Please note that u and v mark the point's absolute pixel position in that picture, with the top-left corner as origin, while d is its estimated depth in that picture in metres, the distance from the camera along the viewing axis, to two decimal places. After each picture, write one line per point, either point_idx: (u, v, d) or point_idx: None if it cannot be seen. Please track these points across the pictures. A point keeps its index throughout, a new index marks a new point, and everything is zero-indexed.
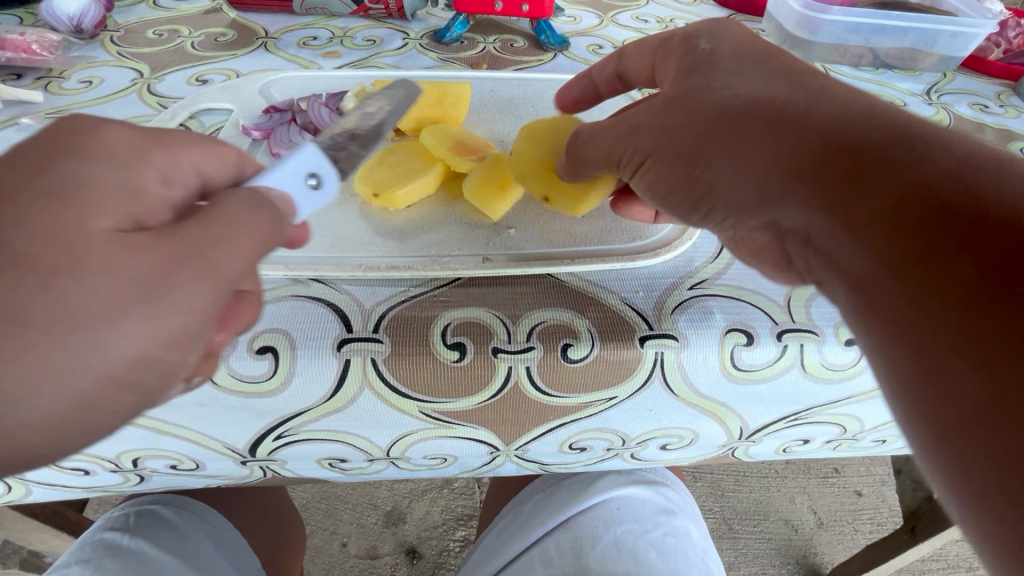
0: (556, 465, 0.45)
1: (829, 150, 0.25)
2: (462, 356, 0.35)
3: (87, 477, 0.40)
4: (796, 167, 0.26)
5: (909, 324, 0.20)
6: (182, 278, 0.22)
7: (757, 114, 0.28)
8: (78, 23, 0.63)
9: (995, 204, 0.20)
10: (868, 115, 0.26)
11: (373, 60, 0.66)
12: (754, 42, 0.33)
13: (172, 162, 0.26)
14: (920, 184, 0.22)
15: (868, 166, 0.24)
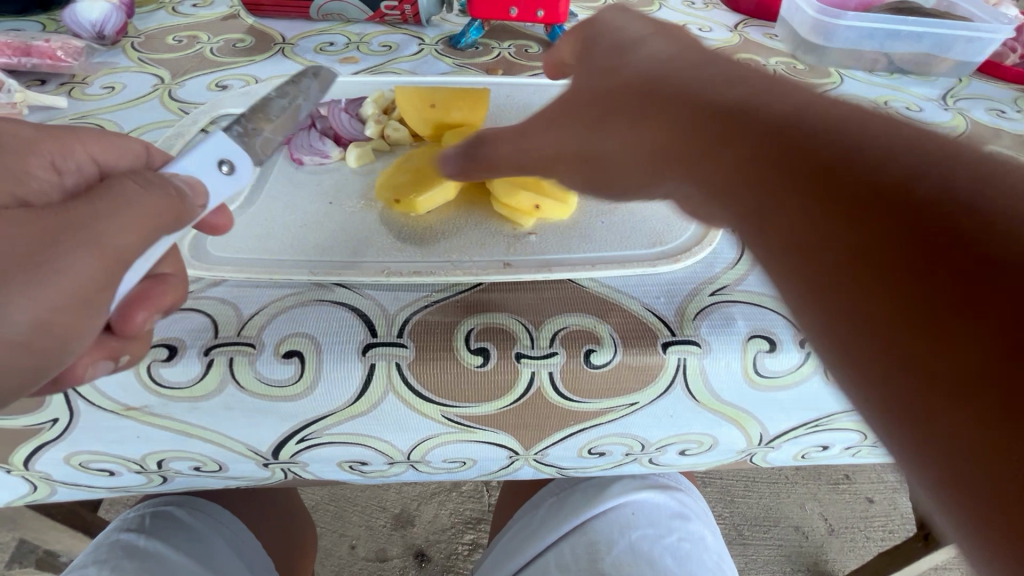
0: (574, 469, 0.45)
1: (681, 124, 0.27)
2: (486, 361, 0.35)
3: (111, 478, 0.40)
4: (662, 149, 0.27)
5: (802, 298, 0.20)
6: (65, 249, 0.24)
7: (615, 108, 0.30)
8: (100, 29, 0.64)
9: (814, 142, 0.21)
10: (697, 75, 0.28)
11: (389, 66, 0.67)
12: (600, 35, 0.38)
13: (65, 153, 0.32)
14: (757, 144, 0.23)
15: (713, 133, 0.25)
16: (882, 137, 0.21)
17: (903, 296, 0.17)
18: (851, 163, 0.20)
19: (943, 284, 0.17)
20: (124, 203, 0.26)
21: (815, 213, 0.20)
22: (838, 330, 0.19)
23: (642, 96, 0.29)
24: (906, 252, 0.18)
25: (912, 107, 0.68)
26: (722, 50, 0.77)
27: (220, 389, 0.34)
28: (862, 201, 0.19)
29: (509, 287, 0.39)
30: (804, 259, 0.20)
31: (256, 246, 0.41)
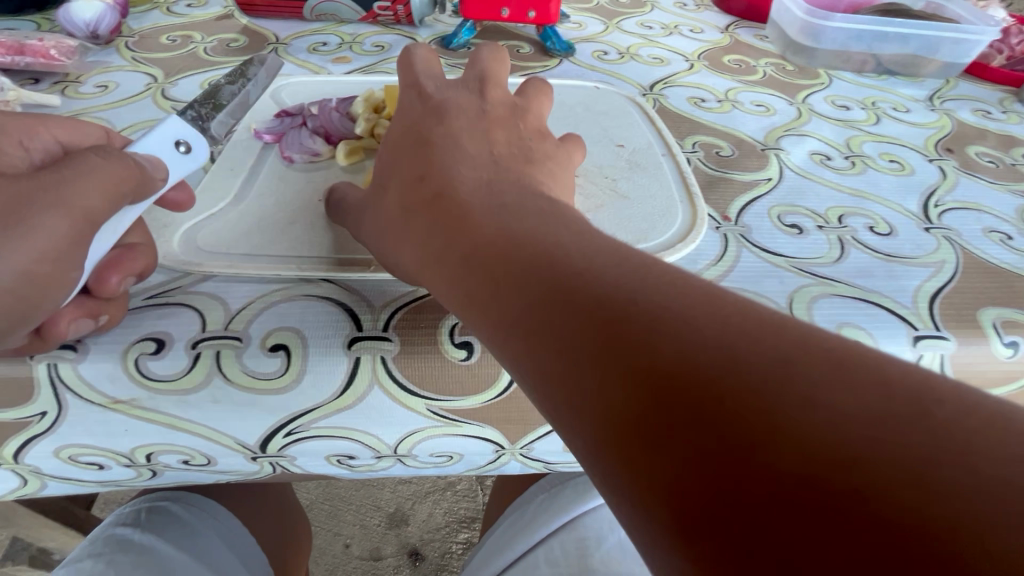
0: (560, 464, 0.45)
1: (459, 247, 0.29)
2: (469, 355, 0.36)
3: (101, 471, 0.41)
4: (458, 268, 0.29)
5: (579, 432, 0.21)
6: (42, 206, 0.27)
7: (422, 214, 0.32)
8: (94, 29, 0.65)
9: (547, 270, 0.24)
10: (465, 192, 0.32)
11: (381, 66, 0.67)
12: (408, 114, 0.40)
13: (31, 134, 0.35)
14: (514, 271, 0.25)
15: (487, 256, 0.27)
16: (587, 264, 0.24)
17: (654, 467, 0.18)
18: (569, 303, 0.23)
19: (675, 448, 0.18)
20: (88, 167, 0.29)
21: (578, 378, 0.21)
22: (622, 503, 0.19)
23: (454, 226, 0.30)
24: (650, 421, 0.19)
25: (899, 108, 0.69)
26: (712, 51, 0.78)
27: (208, 383, 0.35)
28: (593, 338, 0.21)
29: None
30: (579, 428, 0.21)
31: (243, 242, 0.41)
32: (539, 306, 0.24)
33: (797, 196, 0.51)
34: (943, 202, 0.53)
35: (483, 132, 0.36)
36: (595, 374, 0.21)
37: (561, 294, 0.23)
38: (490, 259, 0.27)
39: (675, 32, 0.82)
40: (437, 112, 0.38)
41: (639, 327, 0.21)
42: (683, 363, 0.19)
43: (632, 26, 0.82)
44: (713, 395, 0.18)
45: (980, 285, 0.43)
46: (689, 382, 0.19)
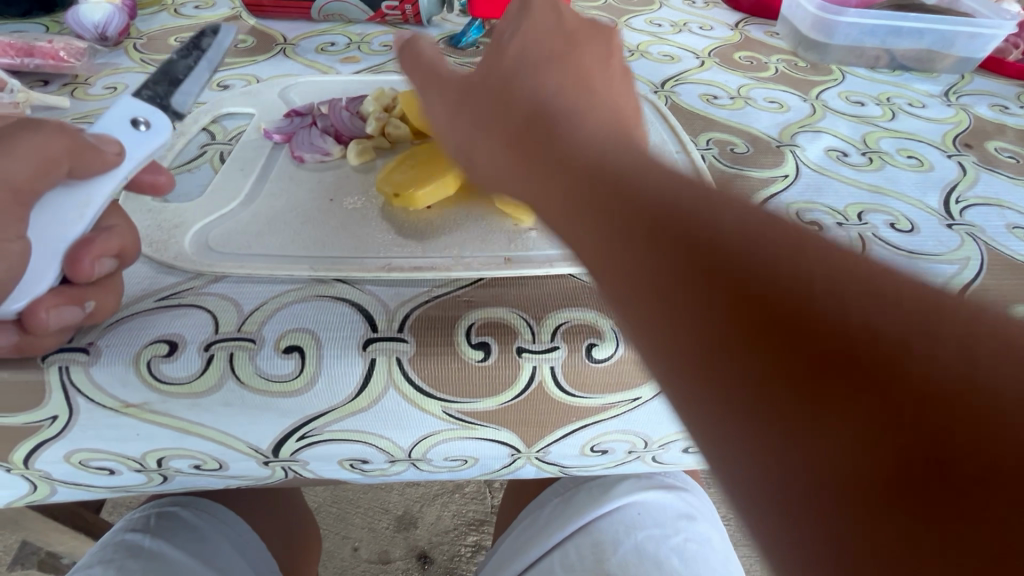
0: (576, 467, 0.44)
1: (538, 151, 0.28)
2: (487, 356, 0.35)
3: (111, 476, 0.40)
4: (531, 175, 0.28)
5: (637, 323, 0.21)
6: None
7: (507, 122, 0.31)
8: (103, 31, 0.65)
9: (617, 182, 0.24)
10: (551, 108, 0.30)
11: (390, 65, 0.67)
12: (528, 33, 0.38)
13: None
14: (586, 176, 0.25)
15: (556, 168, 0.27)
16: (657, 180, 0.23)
17: (710, 378, 0.18)
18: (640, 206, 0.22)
19: (729, 340, 0.18)
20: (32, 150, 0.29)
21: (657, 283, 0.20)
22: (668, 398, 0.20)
23: (532, 137, 0.29)
24: (702, 317, 0.19)
25: (915, 103, 0.67)
26: (724, 48, 0.77)
27: (219, 386, 0.34)
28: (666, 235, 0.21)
29: (511, 282, 0.39)
30: (636, 313, 0.21)
31: (254, 244, 0.41)
32: (617, 214, 0.22)
33: (814, 193, 0.50)
34: (965, 198, 0.52)
35: (590, 74, 0.34)
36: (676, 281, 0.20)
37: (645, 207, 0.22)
38: (561, 172, 0.26)
39: (685, 30, 0.81)
40: (541, 50, 0.36)
41: (731, 245, 0.19)
42: (777, 277, 0.18)
43: (641, 24, 0.82)
44: (807, 312, 0.17)
45: (1006, 283, 0.42)
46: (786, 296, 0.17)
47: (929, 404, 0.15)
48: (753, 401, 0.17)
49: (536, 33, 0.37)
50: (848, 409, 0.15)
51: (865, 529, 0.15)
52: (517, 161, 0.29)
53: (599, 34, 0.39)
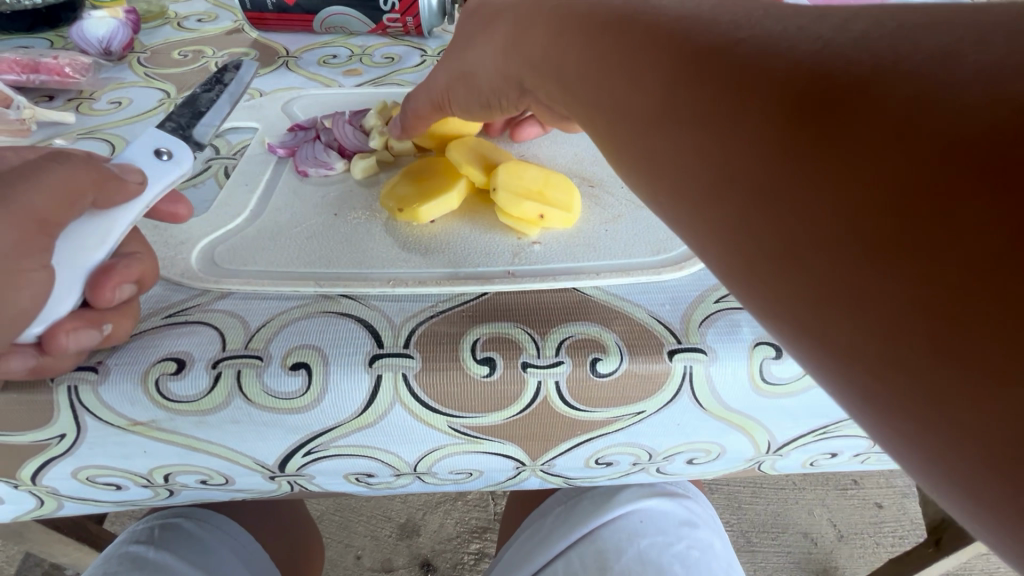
0: (581, 479, 0.44)
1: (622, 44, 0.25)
2: (492, 371, 0.35)
3: (118, 492, 0.40)
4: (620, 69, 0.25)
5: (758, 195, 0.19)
6: None
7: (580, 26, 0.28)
8: (107, 45, 0.65)
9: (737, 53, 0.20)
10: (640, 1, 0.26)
11: (392, 78, 0.67)
12: None
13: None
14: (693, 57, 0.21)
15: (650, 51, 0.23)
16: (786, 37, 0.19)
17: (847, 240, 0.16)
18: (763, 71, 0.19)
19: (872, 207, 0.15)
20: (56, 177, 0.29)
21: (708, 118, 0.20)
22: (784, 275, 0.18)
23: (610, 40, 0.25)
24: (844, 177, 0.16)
25: None
26: None
27: (227, 403, 0.34)
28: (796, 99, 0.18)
29: (515, 296, 0.39)
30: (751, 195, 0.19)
31: (261, 259, 0.41)
32: (669, 65, 0.22)
33: None
34: None
35: None
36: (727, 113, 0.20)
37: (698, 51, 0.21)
38: (611, 37, 0.25)
39: None
40: None
41: (790, 64, 0.18)
42: (835, 88, 0.17)
43: None
44: (857, 118, 0.16)
45: None
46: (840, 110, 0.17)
47: (972, 203, 0.14)
48: (793, 209, 0.17)
49: None
50: (886, 197, 0.15)
51: (884, 312, 0.15)
52: (565, 45, 0.28)
53: None
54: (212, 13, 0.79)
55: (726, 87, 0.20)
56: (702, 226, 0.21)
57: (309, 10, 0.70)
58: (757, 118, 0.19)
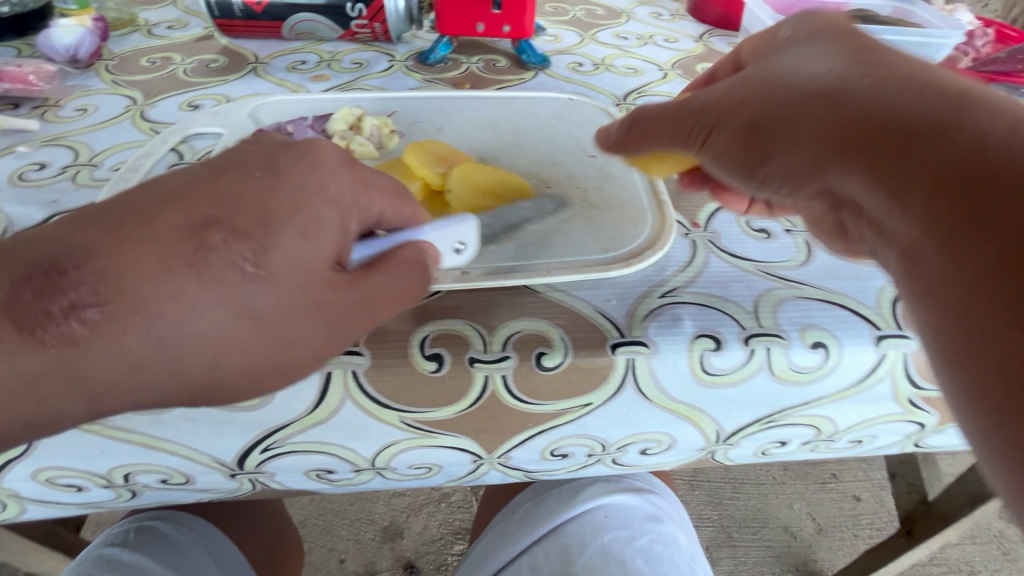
0: (540, 472, 0.46)
1: (866, 122, 0.29)
2: (440, 366, 0.36)
3: (80, 493, 0.41)
4: (842, 140, 0.29)
5: (952, 288, 0.23)
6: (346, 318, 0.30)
7: (807, 94, 0.32)
8: (74, 53, 0.65)
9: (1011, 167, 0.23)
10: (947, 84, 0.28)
11: (359, 83, 0.68)
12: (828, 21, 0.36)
13: (371, 204, 0.33)
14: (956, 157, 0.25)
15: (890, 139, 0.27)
16: None
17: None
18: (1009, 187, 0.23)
19: None
20: (394, 270, 0.32)
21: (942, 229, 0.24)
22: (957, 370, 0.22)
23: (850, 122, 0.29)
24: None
25: None
26: (687, 60, 0.79)
27: None
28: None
29: (468, 294, 0.40)
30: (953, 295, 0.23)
31: None
32: (910, 169, 0.26)
33: None
34: None
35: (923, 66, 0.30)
36: (955, 230, 0.23)
37: (956, 162, 0.25)
38: (848, 124, 0.29)
39: (650, 42, 0.83)
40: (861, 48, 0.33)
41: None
42: None
43: (607, 37, 0.84)
44: None
45: None
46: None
47: None
48: (998, 322, 0.21)
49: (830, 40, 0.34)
50: None
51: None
52: (788, 112, 0.32)
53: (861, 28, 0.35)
54: (182, 20, 0.79)
55: (956, 202, 0.24)
56: (918, 304, 0.24)
57: (277, 17, 0.72)
58: (1004, 260, 0.22)
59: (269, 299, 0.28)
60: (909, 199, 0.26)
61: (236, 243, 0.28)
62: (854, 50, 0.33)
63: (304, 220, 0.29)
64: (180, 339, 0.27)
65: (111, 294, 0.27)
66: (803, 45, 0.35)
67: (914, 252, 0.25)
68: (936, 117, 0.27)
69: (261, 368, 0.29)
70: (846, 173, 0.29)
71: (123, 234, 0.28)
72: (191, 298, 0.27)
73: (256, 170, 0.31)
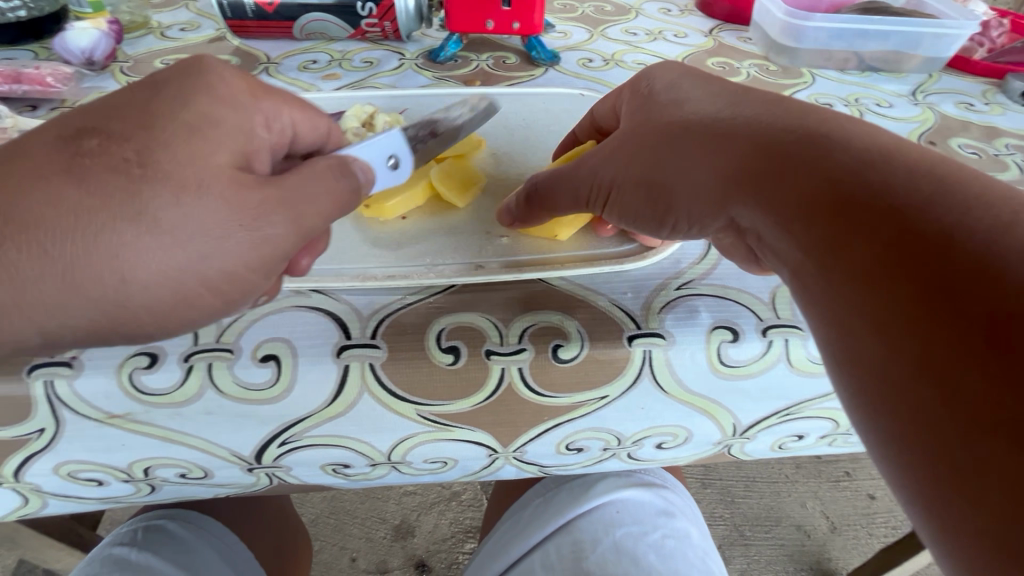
0: (555, 466, 0.46)
1: (762, 160, 0.31)
2: (457, 359, 0.36)
3: (100, 487, 0.41)
4: (739, 177, 0.32)
5: (843, 313, 0.26)
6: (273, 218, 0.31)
7: (698, 134, 0.34)
8: (90, 55, 0.66)
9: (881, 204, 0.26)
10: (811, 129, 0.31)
11: (371, 81, 0.69)
12: (697, 68, 0.40)
13: (275, 113, 0.34)
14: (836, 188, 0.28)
15: (775, 171, 0.31)
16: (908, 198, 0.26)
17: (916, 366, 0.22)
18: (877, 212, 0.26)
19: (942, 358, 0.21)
20: (305, 172, 0.33)
21: (818, 248, 0.28)
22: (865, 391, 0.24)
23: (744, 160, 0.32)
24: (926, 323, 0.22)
25: (882, 103, 0.69)
26: (697, 54, 0.79)
27: (201, 395, 0.35)
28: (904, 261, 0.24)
29: (483, 287, 0.40)
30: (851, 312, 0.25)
31: None
32: (792, 194, 0.30)
33: None
34: None
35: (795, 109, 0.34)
36: (828, 247, 0.27)
37: (824, 185, 0.29)
38: (746, 159, 0.32)
39: (660, 37, 0.83)
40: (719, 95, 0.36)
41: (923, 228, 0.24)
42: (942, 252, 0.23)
43: (616, 33, 0.84)
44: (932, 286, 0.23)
45: None
46: (933, 242, 0.24)
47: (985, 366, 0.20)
48: (874, 334, 0.24)
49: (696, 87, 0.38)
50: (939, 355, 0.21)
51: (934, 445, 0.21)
52: (681, 152, 0.34)
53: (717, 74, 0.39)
54: (194, 22, 0.80)
55: (839, 237, 0.27)
56: (823, 326, 0.27)
57: (288, 17, 0.72)
58: (879, 282, 0.24)
59: (168, 207, 0.28)
60: (794, 224, 0.29)
61: (123, 152, 0.29)
62: (739, 85, 0.37)
63: (199, 130, 0.30)
64: (84, 252, 0.27)
65: (3, 215, 0.27)
66: (699, 74, 0.39)
67: (804, 274, 0.29)
68: (807, 146, 0.31)
69: (182, 282, 0.29)
70: (740, 201, 0.32)
71: (20, 157, 0.28)
72: (83, 212, 0.27)
73: (146, 89, 0.31)
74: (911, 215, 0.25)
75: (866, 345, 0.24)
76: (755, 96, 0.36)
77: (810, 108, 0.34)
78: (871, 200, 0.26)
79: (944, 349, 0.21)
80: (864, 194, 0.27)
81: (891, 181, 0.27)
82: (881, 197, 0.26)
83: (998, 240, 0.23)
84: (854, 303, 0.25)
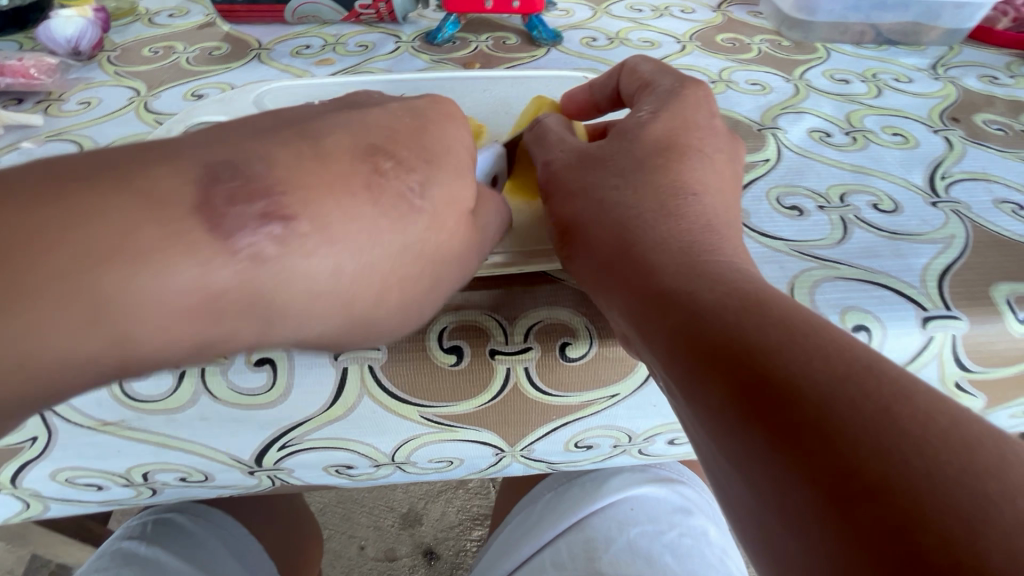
0: (564, 464, 0.44)
1: (634, 256, 0.30)
2: (459, 360, 0.35)
3: (99, 493, 0.40)
4: (618, 267, 0.30)
5: (705, 441, 0.23)
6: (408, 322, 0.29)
7: (604, 209, 0.32)
8: (76, 45, 0.64)
9: (722, 323, 0.24)
10: (688, 232, 0.30)
11: (365, 66, 0.66)
12: (679, 116, 0.35)
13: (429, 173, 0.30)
14: (696, 304, 0.26)
15: (646, 271, 0.29)
16: (756, 324, 0.24)
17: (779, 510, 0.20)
18: (722, 335, 0.24)
19: (795, 501, 0.19)
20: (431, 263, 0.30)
21: (675, 371, 0.25)
22: (743, 522, 0.22)
23: (622, 251, 0.30)
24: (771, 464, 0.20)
25: (901, 78, 0.66)
26: (705, 30, 0.75)
27: (194, 401, 0.34)
28: (747, 394, 0.22)
29: (484, 281, 0.38)
30: (708, 442, 0.23)
31: None
32: (656, 308, 0.27)
33: (795, 175, 0.50)
34: (950, 173, 0.50)
35: (689, 196, 0.32)
36: (684, 377, 0.24)
37: (683, 306, 0.26)
38: (626, 247, 0.30)
39: (666, 13, 0.79)
40: (651, 153, 0.33)
41: (768, 357, 0.22)
42: (782, 390, 0.21)
43: (620, 10, 0.80)
44: (775, 423, 0.21)
45: (992, 259, 0.41)
46: (779, 387, 0.21)
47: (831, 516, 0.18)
48: (736, 473, 0.22)
49: (642, 142, 0.34)
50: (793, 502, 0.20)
51: None
52: (589, 222, 0.32)
53: (681, 120, 0.35)
54: (182, 8, 0.78)
55: (686, 360, 0.25)
56: (695, 447, 0.25)
57: None
58: (721, 415, 0.22)
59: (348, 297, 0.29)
60: (656, 344, 0.27)
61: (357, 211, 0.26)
62: (642, 174, 0.32)
63: None
64: None
65: None
66: (618, 151, 0.34)
67: (670, 392, 0.26)
68: (682, 262, 0.28)
69: None
70: (615, 305, 0.30)
71: None
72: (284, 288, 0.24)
73: (279, 194, 0.26)
74: (758, 355, 0.23)
75: (735, 487, 0.22)
76: (645, 193, 0.32)
77: (699, 201, 0.32)
78: (725, 333, 0.24)
79: (797, 502, 0.19)
80: (718, 324, 0.24)
81: (744, 314, 0.24)
82: (735, 330, 0.24)
83: (837, 386, 0.21)
84: (716, 445, 0.23)
